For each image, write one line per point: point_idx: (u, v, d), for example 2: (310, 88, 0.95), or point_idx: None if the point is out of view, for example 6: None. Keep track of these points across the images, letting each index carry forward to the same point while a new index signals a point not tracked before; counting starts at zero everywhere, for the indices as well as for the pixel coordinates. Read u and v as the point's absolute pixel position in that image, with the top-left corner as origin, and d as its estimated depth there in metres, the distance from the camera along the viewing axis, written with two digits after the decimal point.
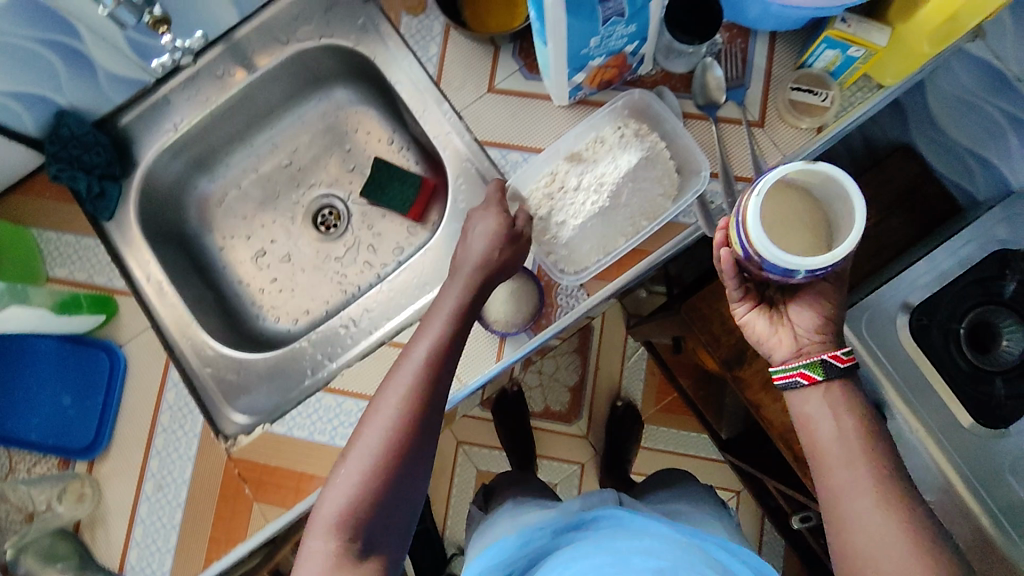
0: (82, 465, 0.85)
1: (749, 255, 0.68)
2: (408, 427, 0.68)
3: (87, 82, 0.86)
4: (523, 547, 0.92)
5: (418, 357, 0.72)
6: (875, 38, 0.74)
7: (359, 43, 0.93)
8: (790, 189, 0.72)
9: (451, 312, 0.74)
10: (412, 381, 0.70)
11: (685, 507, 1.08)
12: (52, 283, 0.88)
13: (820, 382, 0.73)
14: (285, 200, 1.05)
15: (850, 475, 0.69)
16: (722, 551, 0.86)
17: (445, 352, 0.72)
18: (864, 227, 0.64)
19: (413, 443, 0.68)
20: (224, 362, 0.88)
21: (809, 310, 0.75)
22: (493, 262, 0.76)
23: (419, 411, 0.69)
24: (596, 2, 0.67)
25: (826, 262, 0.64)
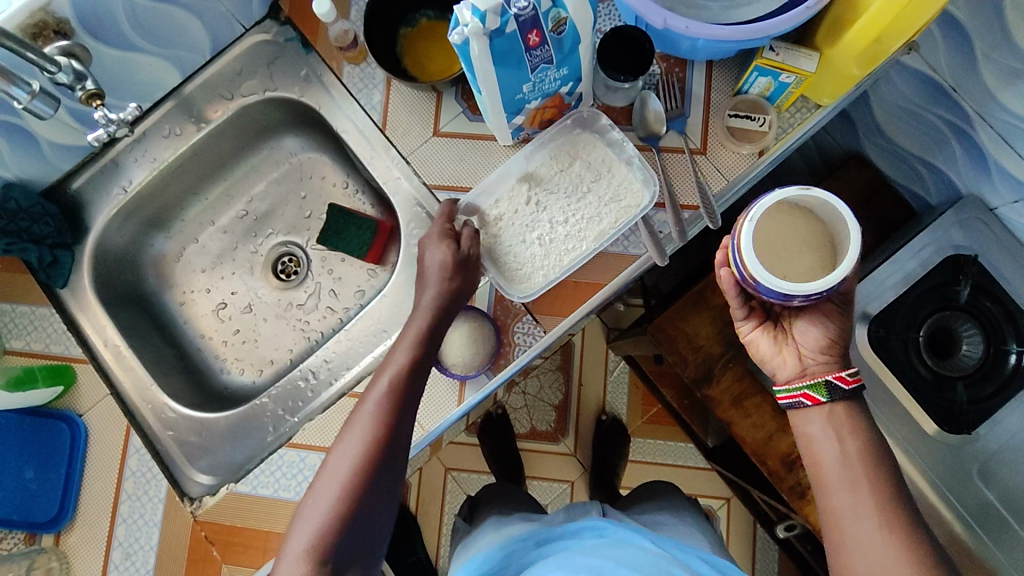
0: (49, 537, 0.85)
1: (746, 279, 0.70)
2: (376, 455, 0.68)
3: (31, 153, 0.86)
4: (507, 557, 0.93)
5: (381, 387, 0.72)
6: (804, 65, 0.75)
7: (303, 94, 0.93)
8: (792, 211, 0.73)
9: (415, 338, 0.75)
10: (376, 410, 0.70)
11: (676, 516, 1.09)
12: (9, 355, 0.88)
13: (824, 403, 0.74)
14: (243, 251, 1.05)
15: (852, 499, 0.70)
16: (706, 565, 0.86)
17: (410, 380, 0.73)
18: (858, 253, 0.65)
19: (380, 469, 0.68)
20: (185, 424, 0.87)
21: (816, 330, 0.75)
22: (455, 291, 0.77)
23: (387, 441, 0.69)
24: (522, 51, 0.67)
25: (819, 288, 0.65)
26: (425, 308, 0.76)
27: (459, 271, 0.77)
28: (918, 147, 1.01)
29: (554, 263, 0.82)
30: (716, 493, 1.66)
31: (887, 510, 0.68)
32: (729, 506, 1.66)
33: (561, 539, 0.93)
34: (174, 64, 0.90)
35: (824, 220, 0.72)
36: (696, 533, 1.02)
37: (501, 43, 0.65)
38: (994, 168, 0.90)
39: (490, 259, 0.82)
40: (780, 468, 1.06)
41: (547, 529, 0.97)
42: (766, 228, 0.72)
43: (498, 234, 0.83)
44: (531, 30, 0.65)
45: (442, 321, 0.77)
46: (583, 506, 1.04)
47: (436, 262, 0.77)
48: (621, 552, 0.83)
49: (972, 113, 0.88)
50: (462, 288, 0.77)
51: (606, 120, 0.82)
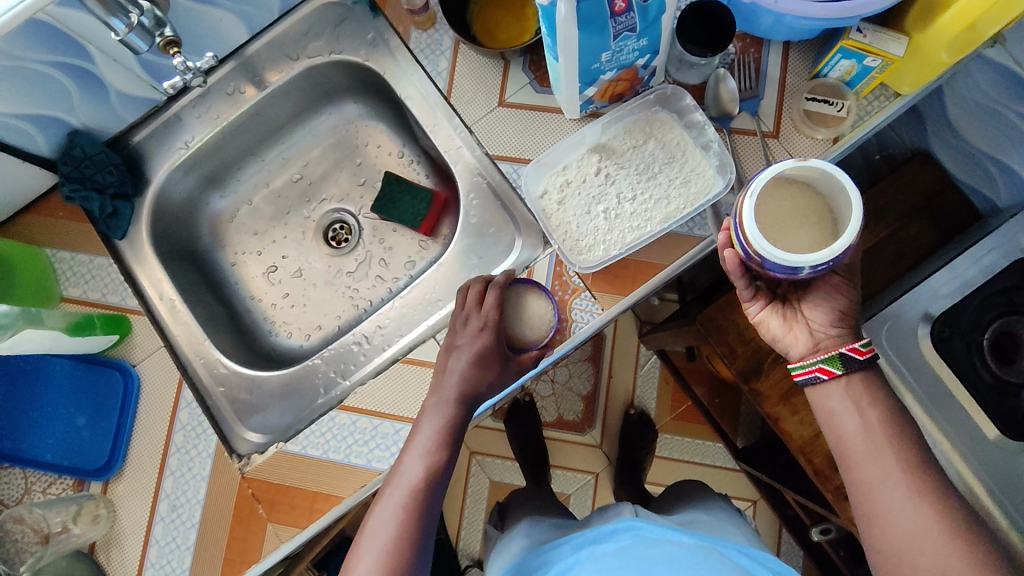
0: (96, 485, 0.85)
1: (751, 255, 0.67)
2: (405, 551, 0.67)
3: (100, 103, 0.86)
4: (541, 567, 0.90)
5: (409, 478, 0.71)
6: (892, 48, 0.73)
7: (369, 58, 0.92)
8: (790, 185, 0.72)
9: (438, 436, 0.73)
10: (404, 502, 0.69)
11: (706, 514, 1.06)
12: (66, 303, 0.88)
13: (839, 375, 0.72)
14: (296, 215, 1.05)
15: (878, 470, 0.68)
16: (743, 557, 0.82)
17: (437, 474, 0.71)
18: (861, 219, 0.63)
19: (409, 563, 0.66)
20: (235, 380, 0.88)
21: (821, 303, 0.74)
22: (482, 385, 0.75)
23: (412, 542, 0.67)
24: (607, 16, 0.66)
25: (826, 256, 0.63)
26: (448, 404, 0.75)
27: (487, 362, 0.76)
28: (990, 146, 0.98)
29: (617, 238, 0.81)
30: (743, 494, 1.65)
31: (940, 493, 0.65)
32: (756, 507, 1.64)
33: (592, 543, 0.88)
34: (243, 20, 0.89)
35: (822, 195, 0.71)
36: (729, 528, 0.98)
37: (588, 7, 0.64)
38: None
39: (555, 227, 0.82)
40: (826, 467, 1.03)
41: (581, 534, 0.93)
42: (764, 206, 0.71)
43: (565, 203, 0.82)
44: None
45: (465, 416, 0.75)
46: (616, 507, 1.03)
47: (462, 360, 0.76)
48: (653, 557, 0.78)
49: None
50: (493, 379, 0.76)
51: (690, 101, 0.80)
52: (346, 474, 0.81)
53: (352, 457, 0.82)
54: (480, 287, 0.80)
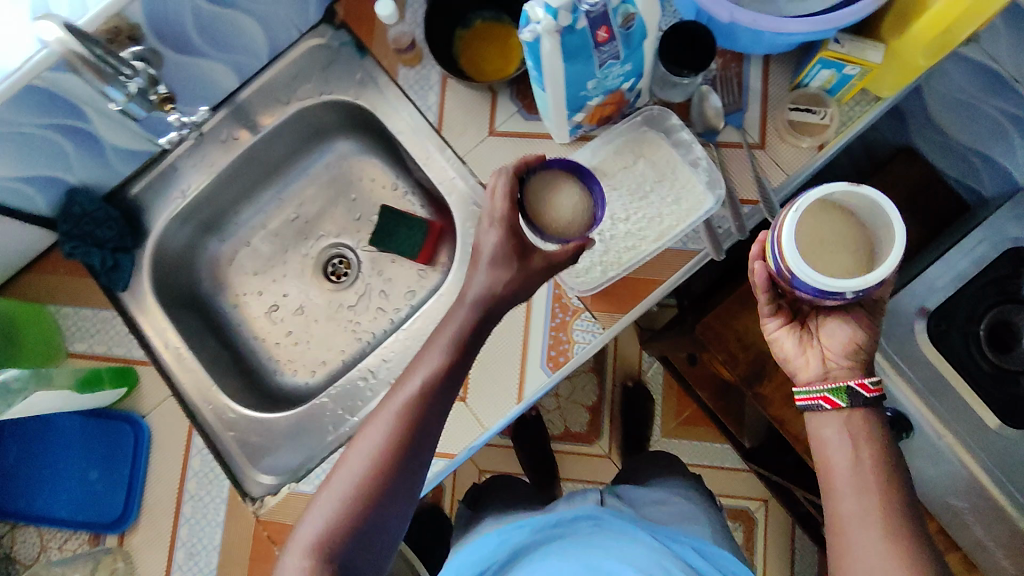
0: (112, 538, 0.86)
1: (781, 270, 0.69)
2: (395, 458, 0.65)
3: (97, 160, 0.87)
4: (501, 544, 0.92)
5: (411, 387, 0.68)
6: (870, 55, 0.74)
7: (359, 97, 0.93)
8: (834, 210, 0.71)
9: (452, 341, 0.70)
10: (401, 408, 0.67)
11: (677, 494, 1.04)
12: (72, 359, 0.90)
13: (843, 408, 0.72)
14: (295, 253, 1.06)
15: (859, 505, 0.68)
16: (698, 557, 0.88)
17: (439, 385, 0.68)
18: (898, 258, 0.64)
19: (397, 471, 0.65)
20: (246, 424, 0.87)
21: (843, 332, 0.74)
22: (501, 288, 0.70)
23: (406, 449, 0.65)
24: (591, 47, 0.68)
25: (859, 285, 0.64)
26: (466, 305, 0.71)
27: (507, 259, 0.70)
28: (974, 141, 0.99)
29: (613, 259, 0.82)
30: (754, 494, 1.65)
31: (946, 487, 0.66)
32: (767, 507, 1.64)
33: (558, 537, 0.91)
34: (233, 69, 0.90)
35: (868, 226, 0.71)
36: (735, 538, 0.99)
37: (572, 40, 0.66)
38: None
39: None
40: None
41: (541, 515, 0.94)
42: (807, 225, 0.70)
43: None
44: (601, 26, 0.66)
45: (482, 326, 0.71)
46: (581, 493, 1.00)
47: (484, 255, 0.71)
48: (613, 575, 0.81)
49: None
50: (513, 288, 0.71)
51: (676, 120, 0.80)
52: None
53: None
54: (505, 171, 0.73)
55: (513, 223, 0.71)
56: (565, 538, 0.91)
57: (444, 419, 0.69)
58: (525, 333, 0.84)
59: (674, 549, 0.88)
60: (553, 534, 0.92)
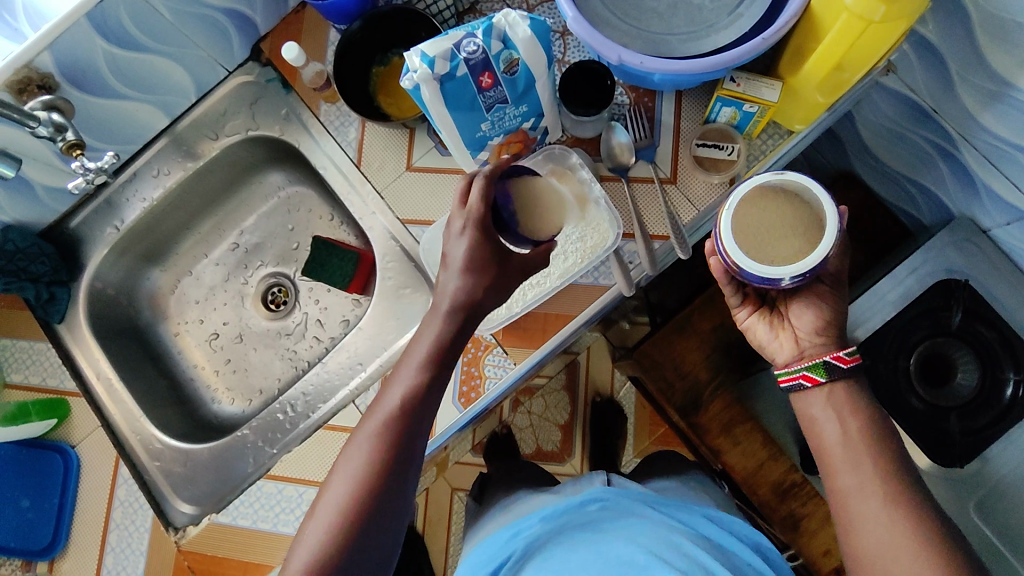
0: (43, 565, 0.88)
1: (728, 265, 0.69)
2: (378, 480, 0.62)
3: (28, 198, 0.90)
4: (512, 538, 0.85)
5: (390, 404, 0.65)
6: (766, 94, 0.74)
7: (284, 132, 0.95)
8: (775, 195, 0.69)
9: (426, 354, 0.66)
10: (381, 428, 0.64)
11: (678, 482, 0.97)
12: (10, 389, 0.92)
13: (823, 383, 0.70)
14: (235, 282, 1.08)
15: (856, 478, 0.66)
16: (710, 526, 0.82)
17: (420, 400, 0.65)
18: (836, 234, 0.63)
19: (382, 494, 0.62)
20: (171, 454, 0.90)
21: (811, 309, 0.72)
22: (478, 293, 0.67)
23: (389, 468, 0.63)
24: (474, 93, 0.69)
25: (799, 270, 0.65)
26: (440, 317, 0.67)
27: (482, 267, 0.67)
28: (908, 169, 0.97)
29: (519, 295, 0.82)
30: None
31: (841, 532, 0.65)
32: None
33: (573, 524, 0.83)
34: (161, 108, 0.93)
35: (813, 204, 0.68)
36: None
37: (453, 87, 0.68)
38: (983, 190, 0.86)
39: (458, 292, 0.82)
40: (774, 499, 1.04)
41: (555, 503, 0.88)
42: (758, 214, 0.68)
43: None
44: (483, 72, 0.68)
45: (461, 333, 0.68)
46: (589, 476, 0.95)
47: (456, 263, 0.67)
48: (609, 551, 0.74)
49: (956, 134, 0.83)
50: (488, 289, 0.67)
51: (576, 159, 0.82)
52: (273, 544, 0.83)
53: (281, 525, 0.83)
54: (467, 182, 0.70)
55: (485, 226, 0.67)
56: (576, 523, 0.83)
57: (427, 436, 0.66)
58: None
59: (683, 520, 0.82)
60: (563, 522, 0.84)
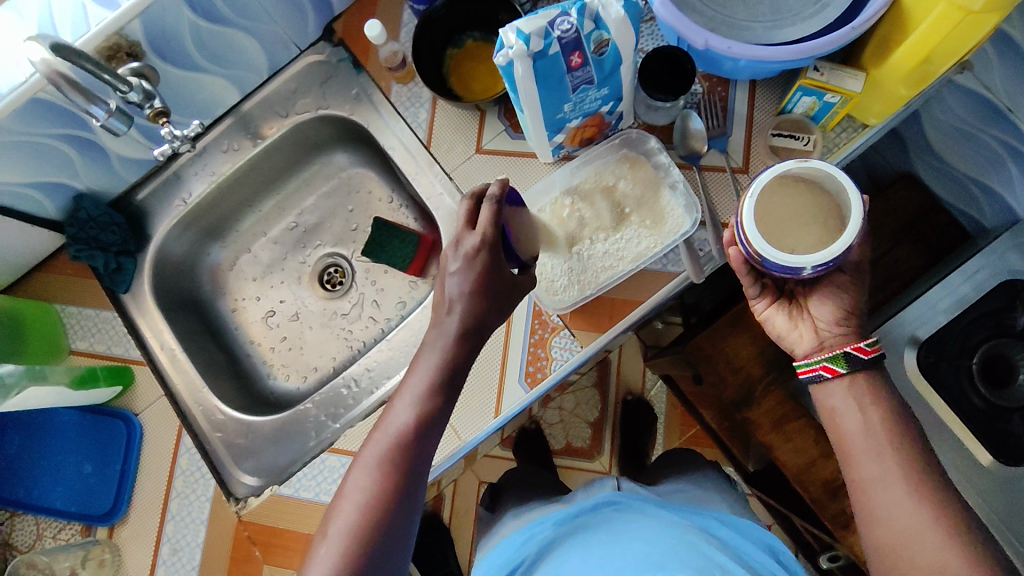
0: (103, 530, 0.90)
1: (750, 256, 0.69)
2: (388, 498, 0.63)
3: (103, 167, 0.92)
4: (527, 542, 0.88)
5: (397, 424, 0.67)
6: (850, 85, 0.74)
7: (354, 112, 0.96)
8: (795, 185, 0.71)
9: (432, 376, 0.68)
10: (388, 447, 0.65)
11: (695, 484, 0.99)
12: (74, 355, 0.94)
13: (843, 374, 0.70)
14: (292, 261, 1.09)
15: (880, 468, 0.66)
16: (724, 529, 0.82)
17: (428, 417, 0.67)
18: (860, 220, 0.64)
19: (392, 511, 0.63)
20: (232, 426, 0.90)
21: (830, 299, 0.72)
22: (484, 316, 0.68)
23: (398, 486, 0.64)
24: (563, 72, 0.70)
25: (823, 258, 0.64)
26: (446, 338, 0.69)
27: (488, 291, 0.68)
28: (974, 169, 0.97)
29: (591, 277, 0.82)
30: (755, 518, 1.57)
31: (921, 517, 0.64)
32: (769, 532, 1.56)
33: (582, 525, 0.86)
34: (235, 83, 0.95)
35: (830, 193, 0.70)
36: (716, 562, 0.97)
37: (544, 65, 0.68)
38: None
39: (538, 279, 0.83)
40: (822, 496, 1.03)
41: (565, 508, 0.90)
42: (773, 204, 0.70)
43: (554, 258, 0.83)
44: (574, 51, 0.68)
45: (467, 351, 0.69)
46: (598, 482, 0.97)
47: (458, 286, 0.67)
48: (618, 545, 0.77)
49: None
50: (490, 309, 0.68)
51: (655, 143, 0.83)
52: None
53: None
54: (471, 201, 0.71)
55: (494, 249, 0.68)
56: (585, 525, 0.85)
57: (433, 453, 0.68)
58: (505, 347, 0.85)
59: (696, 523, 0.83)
60: (573, 523, 0.87)
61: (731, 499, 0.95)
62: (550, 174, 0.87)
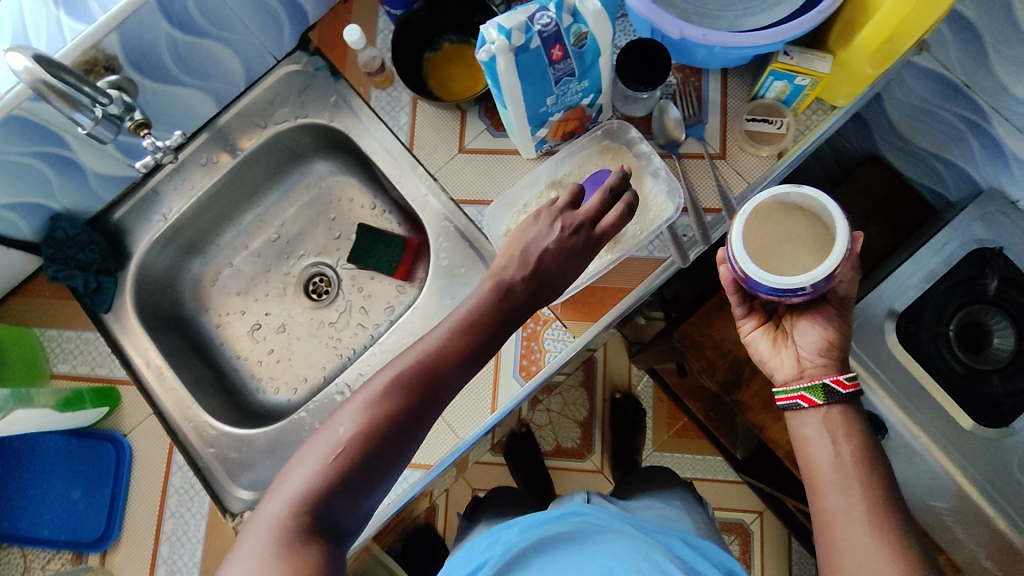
0: (94, 556, 0.86)
1: (737, 273, 0.71)
2: (401, 412, 0.57)
3: (79, 185, 0.90)
4: (492, 546, 0.82)
5: (428, 342, 0.60)
6: (819, 66, 0.77)
7: (333, 119, 0.97)
8: (792, 213, 0.72)
9: (481, 300, 0.62)
10: (414, 361, 0.59)
11: (663, 503, 0.97)
12: (56, 379, 0.91)
13: (821, 405, 0.72)
14: (276, 272, 1.07)
15: (843, 501, 0.67)
16: (684, 546, 0.79)
17: (464, 344, 0.60)
18: (843, 249, 0.66)
19: (400, 428, 0.57)
20: (225, 441, 0.89)
21: (819, 331, 0.74)
22: (540, 293, 0.64)
23: (415, 404, 0.57)
24: (545, 65, 0.71)
25: (802, 280, 0.66)
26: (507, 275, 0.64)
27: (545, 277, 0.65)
28: (937, 147, 1.01)
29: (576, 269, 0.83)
30: (748, 506, 1.58)
31: None
32: (762, 519, 1.57)
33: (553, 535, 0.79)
34: (211, 94, 0.94)
35: (824, 224, 0.71)
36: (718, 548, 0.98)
37: (526, 59, 0.70)
38: (1013, 161, 0.90)
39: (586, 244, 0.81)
40: None
41: (541, 513, 0.84)
42: (769, 226, 0.72)
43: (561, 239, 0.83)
44: (555, 45, 0.70)
45: (514, 320, 0.64)
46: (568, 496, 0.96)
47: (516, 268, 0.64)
48: (599, 557, 0.73)
49: (987, 107, 0.88)
50: (547, 291, 0.65)
51: (635, 132, 0.84)
52: None
53: None
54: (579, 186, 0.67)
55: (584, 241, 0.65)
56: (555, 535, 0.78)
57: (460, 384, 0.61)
58: None
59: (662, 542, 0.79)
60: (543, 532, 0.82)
61: (699, 521, 0.94)
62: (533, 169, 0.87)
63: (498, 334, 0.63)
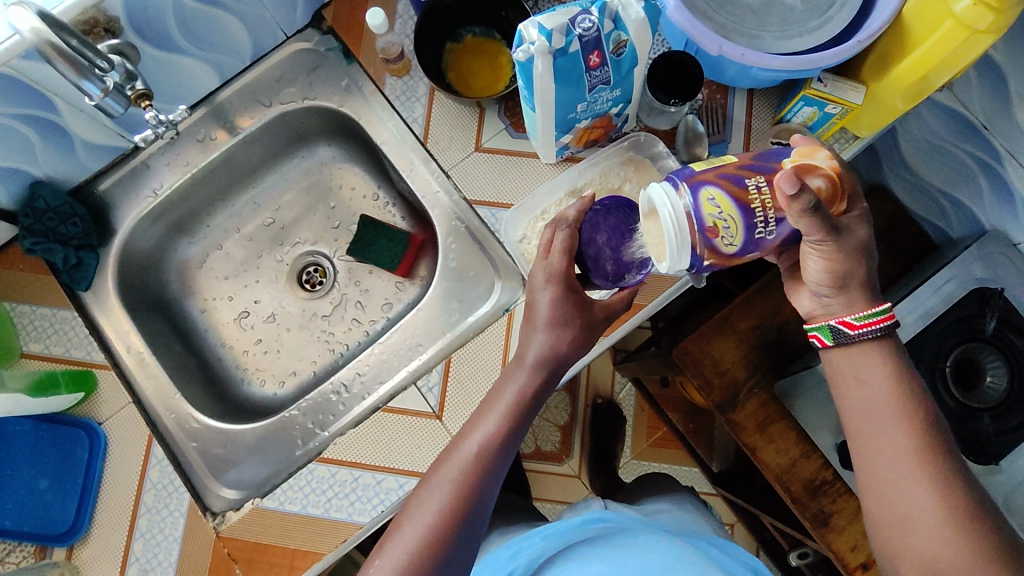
0: (60, 551, 0.81)
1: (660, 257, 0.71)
2: (452, 525, 0.61)
3: (64, 154, 0.84)
4: (514, 557, 0.79)
5: (468, 453, 0.65)
6: (851, 97, 0.77)
7: (344, 104, 0.92)
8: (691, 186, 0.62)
9: (513, 403, 0.67)
10: (460, 476, 0.63)
11: (675, 505, 0.95)
12: (26, 359, 0.85)
13: (832, 346, 0.69)
14: (269, 259, 1.02)
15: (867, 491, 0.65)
16: (714, 549, 0.78)
17: (500, 448, 0.65)
18: (679, 240, 0.61)
19: (455, 539, 0.61)
20: (209, 435, 0.87)
21: (816, 259, 0.64)
22: (562, 349, 0.69)
23: (463, 515, 0.62)
24: (582, 70, 0.68)
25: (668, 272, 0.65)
26: (524, 371, 0.68)
27: (565, 323, 0.69)
28: (945, 184, 1.02)
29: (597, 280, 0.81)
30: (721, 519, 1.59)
31: None
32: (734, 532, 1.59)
33: (578, 541, 0.77)
34: (214, 68, 0.89)
35: (699, 203, 0.60)
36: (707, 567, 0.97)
37: (564, 62, 0.67)
38: (1020, 206, 0.91)
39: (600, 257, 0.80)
40: (804, 494, 1.03)
41: (560, 521, 0.82)
42: None
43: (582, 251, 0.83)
44: (594, 50, 0.67)
45: (540, 395, 0.69)
46: (586, 502, 0.91)
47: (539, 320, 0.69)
48: (634, 557, 0.69)
49: (1003, 151, 0.88)
50: (576, 354, 0.69)
51: (663, 148, 0.84)
52: (322, 530, 0.79)
53: (332, 511, 0.79)
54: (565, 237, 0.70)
55: (566, 282, 0.69)
56: (580, 540, 0.77)
57: (499, 485, 0.66)
58: (509, 328, 0.83)
59: (710, 555, 0.76)
60: (567, 539, 0.78)
61: (711, 523, 0.93)
62: (555, 176, 0.86)
63: (533, 413, 0.69)
